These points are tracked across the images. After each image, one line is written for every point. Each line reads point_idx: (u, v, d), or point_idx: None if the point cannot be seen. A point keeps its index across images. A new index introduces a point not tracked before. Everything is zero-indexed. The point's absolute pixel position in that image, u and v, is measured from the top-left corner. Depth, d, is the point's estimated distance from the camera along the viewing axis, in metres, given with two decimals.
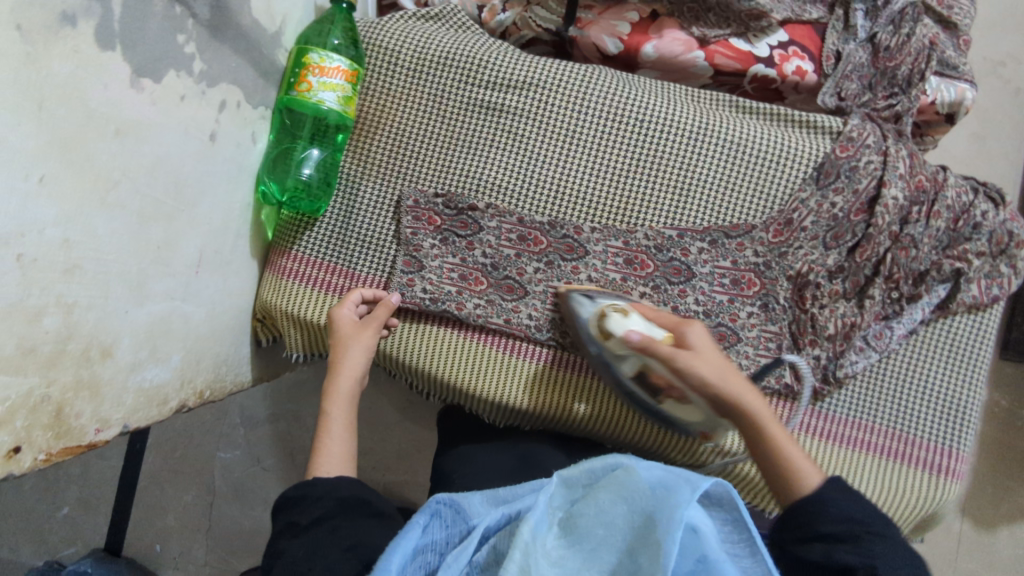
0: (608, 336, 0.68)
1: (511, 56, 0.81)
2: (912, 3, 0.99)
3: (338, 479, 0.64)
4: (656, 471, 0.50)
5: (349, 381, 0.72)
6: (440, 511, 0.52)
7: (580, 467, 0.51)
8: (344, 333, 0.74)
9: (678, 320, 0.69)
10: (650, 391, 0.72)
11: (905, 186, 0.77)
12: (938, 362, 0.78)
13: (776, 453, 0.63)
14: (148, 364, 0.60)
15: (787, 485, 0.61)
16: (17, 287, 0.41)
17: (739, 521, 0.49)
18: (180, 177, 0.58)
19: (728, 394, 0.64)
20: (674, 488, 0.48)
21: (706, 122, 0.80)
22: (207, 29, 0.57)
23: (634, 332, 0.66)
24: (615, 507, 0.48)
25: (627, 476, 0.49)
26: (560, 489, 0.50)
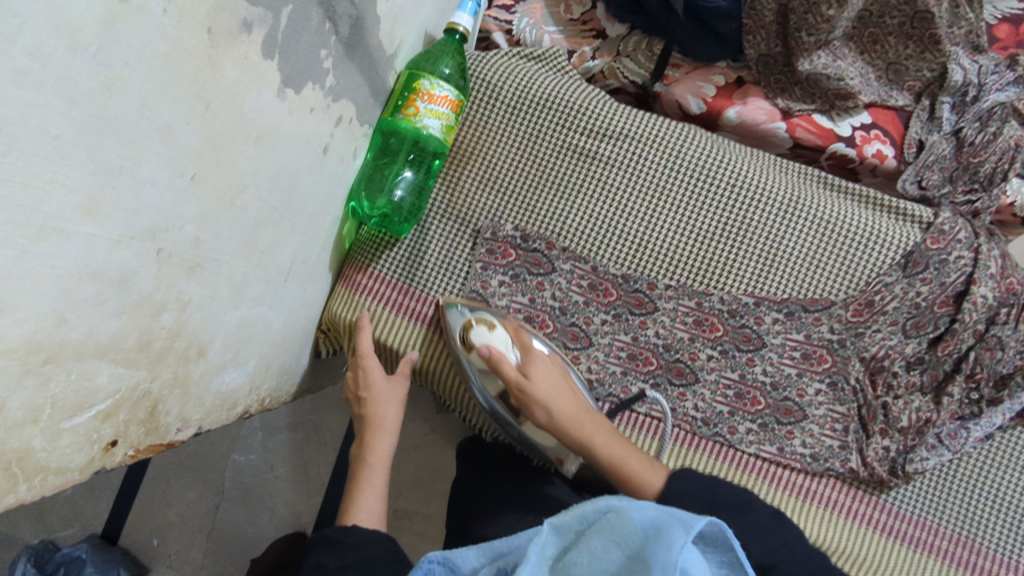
0: (470, 348, 0.75)
1: (611, 107, 0.81)
2: (1000, 103, 1.00)
3: (374, 533, 0.65)
4: (648, 512, 0.46)
5: (386, 438, 0.76)
6: (433, 571, 0.50)
7: (571, 512, 0.49)
8: (376, 387, 0.76)
9: (527, 340, 0.75)
10: (512, 411, 0.78)
11: (996, 286, 0.76)
12: (1012, 472, 0.76)
13: (613, 462, 0.71)
14: (229, 366, 0.58)
15: (628, 484, 0.70)
16: (151, 280, 0.41)
17: (735, 562, 0.46)
18: (293, 186, 0.58)
19: (569, 416, 0.72)
20: (665, 528, 0.44)
21: (795, 196, 0.79)
22: (343, 46, 0.58)
23: (494, 346, 0.73)
24: (607, 552, 0.44)
25: (619, 519, 0.45)
26: (552, 537, 0.47)
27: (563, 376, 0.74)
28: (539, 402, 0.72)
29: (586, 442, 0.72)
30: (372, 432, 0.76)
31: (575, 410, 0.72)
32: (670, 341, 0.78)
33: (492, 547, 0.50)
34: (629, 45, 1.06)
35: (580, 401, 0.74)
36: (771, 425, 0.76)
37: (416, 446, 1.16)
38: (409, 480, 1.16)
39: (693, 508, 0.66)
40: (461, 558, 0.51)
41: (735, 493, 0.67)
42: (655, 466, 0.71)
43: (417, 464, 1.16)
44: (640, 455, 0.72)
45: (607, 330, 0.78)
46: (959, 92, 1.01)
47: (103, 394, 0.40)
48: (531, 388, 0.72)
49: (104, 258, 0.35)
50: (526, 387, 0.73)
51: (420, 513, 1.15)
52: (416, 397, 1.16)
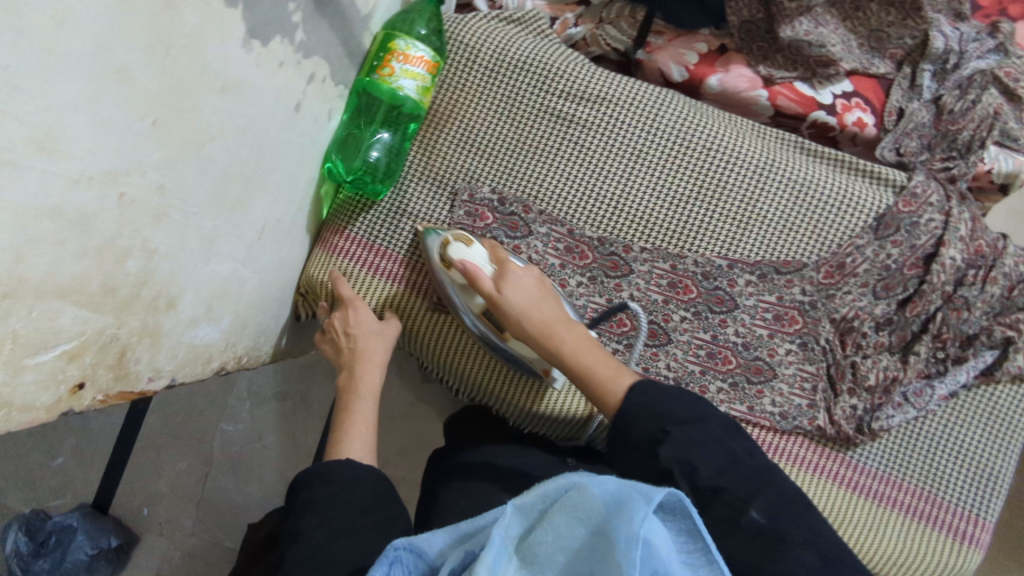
0: (450, 264, 0.71)
1: (588, 69, 0.81)
2: (981, 71, 1.00)
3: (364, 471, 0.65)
4: (610, 485, 0.43)
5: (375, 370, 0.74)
6: (400, 559, 0.45)
7: (533, 491, 0.45)
8: (364, 324, 0.76)
9: (505, 256, 0.71)
10: (494, 327, 0.73)
11: (965, 249, 0.77)
12: (976, 430, 0.78)
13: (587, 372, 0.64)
14: (202, 321, 0.59)
15: (598, 401, 0.63)
16: (114, 224, 0.41)
17: (693, 531, 0.43)
18: (264, 142, 0.58)
19: (538, 318, 0.67)
20: (628, 503, 0.41)
21: (770, 159, 0.79)
22: (313, 2, 0.58)
23: (470, 261, 0.69)
24: (570, 530, 0.42)
25: (580, 495, 0.43)
26: (515, 518, 0.44)
27: (541, 288, 0.70)
28: (513, 314, 0.67)
29: (553, 347, 0.66)
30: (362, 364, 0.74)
31: (547, 317, 0.67)
32: (645, 303, 0.78)
33: (459, 529, 0.46)
34: (612, 12, 1.06)
35: (553, 305, 0.69)
36: (741, 384, 0.77)
37: (402, 414, 1.18)
38: (394, 447, 1.18)
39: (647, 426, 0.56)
40: (429, 543, 0.46)
41: (686, 405, 0.57)
42: (627, 369, 0.64)
43: (402, 432, 1.18)
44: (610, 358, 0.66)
45: (582, 292, 0.78)
46: (939, 60, 1.01)
47: (66, 336, 0.40)
48: (504, 302, 0.67)
49: (63, 197, 0.36)
50: (500, 301, 0.67)
51: (406, 479, 1.17)
52: (401, 366, 1.18)
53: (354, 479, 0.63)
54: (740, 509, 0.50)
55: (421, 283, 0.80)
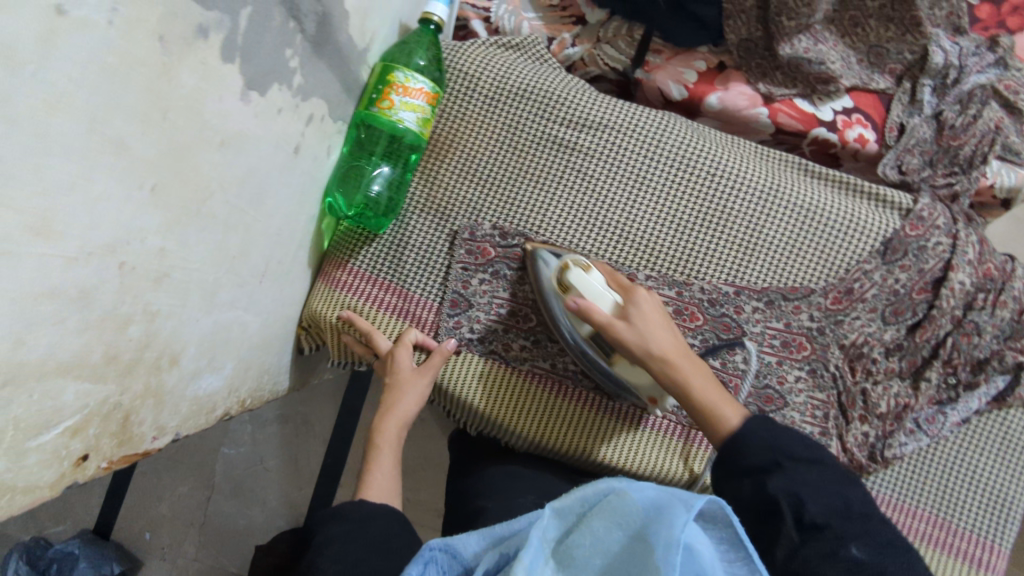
0: (568, 289, 0.67)
1: (590, 96, 0.80)
2: (981, 85, 0.99)
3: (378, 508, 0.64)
4: (649, 492, 0.46)
5: (396, 426, 0.73)
6: (433, 559, 0.45)
7: (571, 495, 0.47)
8: (399, 372, 0.75)
9: (623, 279, 0.69)
10: (600, 350, 0.72)
11: (973, 272, 0.77)
12: (990, 456, 0.77)
13: (686, 390, 0.64)
14: (205, 372, 0.58)
15: (709, 430, 0.64)
16: (114, 294, 0.40)
17: (735, 540, 0.44)
18: (264, 188, 0.58)
19: (677, 348, 0.66)
20: (668, 509, 0.43)
21: (775, 184, 0.79)
22: (310, 44, 0.57)
23: (585, 294, 0.65)
24: (609, 534, 0.43)
25: (619, 500, 0.45)
26: (553, 521, 0.46)
27: (665, 317, 0.68)
28: (632, 344, 0.65)
29: (672, 382, 0.65)
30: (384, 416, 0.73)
31: (671, 348, 0.65)
32: None
33: (493, 532, 0.47)
34: (609, 32, 1.05)
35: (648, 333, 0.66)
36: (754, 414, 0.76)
37: (408, 438, 1.17)
38: (401, 469, 1.17)
39: (760, 456, 0.59)
40: (464, 542, 0.47)
41: (803, 444, 0.59)
42: (732, 399, 0.65)
43: (409, 455, 1.17)
44: (705, 374, 0.66)
45: None
46: (940, 74, 1.00)
47: (70, 411, 0.39)
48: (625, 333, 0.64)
49: (63, 275, 0.35)
50: (618, 330, 0.65)
51: (413, 502, 1.16)
52: None
53: (369, 514, 0.63)
54: (840, 544, 0.51)
55: (427, 317, 0.79)
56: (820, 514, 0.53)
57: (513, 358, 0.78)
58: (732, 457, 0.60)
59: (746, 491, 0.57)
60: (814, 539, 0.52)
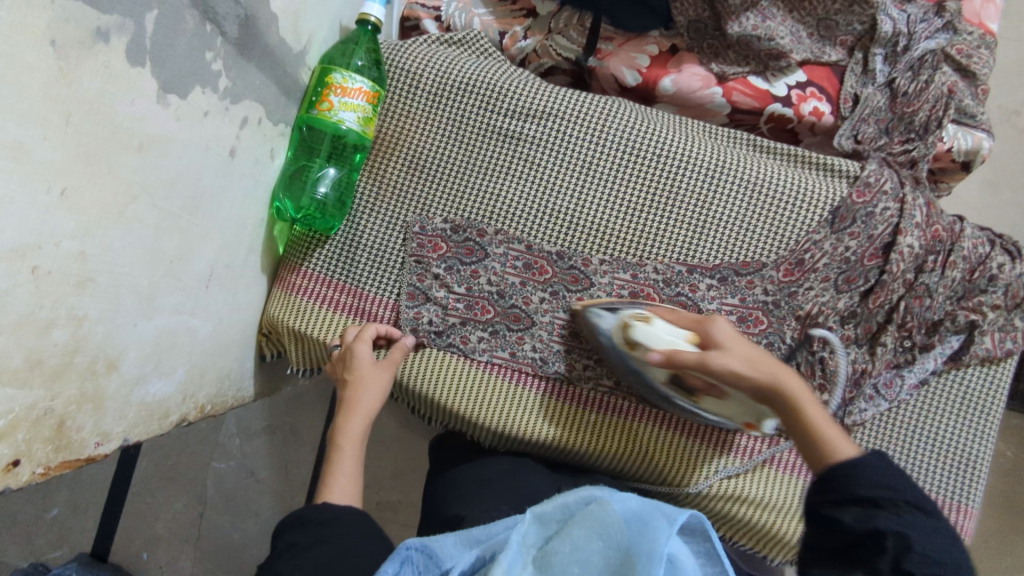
0: (635, 346, 0.66)
1: (532, 86, 0.81)
2: (931, 51, 0.99)
3: (338, 510, 0.63)
4: (630, 504, 0.51)
5: (361, 422, 0.70)
6: (410, 558, 0.50)
7: (553, 501, 0.51)
8: (363, 370, 0.73)
9: (691, 316, 0.67)
10: (682, 391, 0.69)
11: (922, 235, 0.76)
12: (948, 416, 0.77)
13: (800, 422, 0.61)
14: (151, 377, 0.59)
15: (818, 457, 0.59)
16: (31, 298, 0.41)
17: (710, 553, 0.50)
18: (199, 192, 0.58)
19: (761, 372, 0.63)
20: (651, 522, 0.48)
21: (721, 160, 0.79)
22: (234, 47, 0.58)
23: (659, 341, 0.64)
24: (589, 543, 0.47)
25: (601, 509, 0.49)
26: (534, 527, 0.49)
27: (758, 349, 0.65)
28: (730, 371, 0.62)
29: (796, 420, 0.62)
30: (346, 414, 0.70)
31: (778, 372, 0.63)
32: None
33: (470, 535, 0.53)
34: (560, 22, 1.06)
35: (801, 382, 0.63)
36: None
37: (393, 441, 1.18)
38: (387, 472, 1.18)
39: (874, 487, 0.53)
40: (440, 545, 0.52)
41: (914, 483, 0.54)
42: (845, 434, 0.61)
43: (394, 456, 1.18)
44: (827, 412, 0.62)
45: (547, 309, 0.79)
46: (890, 43, 1.00)
47: None
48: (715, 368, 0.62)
49: None
50: (715, 368, 0.62)
51: (401, 503, 1.17)
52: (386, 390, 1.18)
53: (330, 517, 0.62)
54: None
55: (385, 314, 0.80)
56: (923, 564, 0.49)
57: (471, 350, 0.79)
58: (847, 482, 0.54)
59: (850, 523, 0.52)
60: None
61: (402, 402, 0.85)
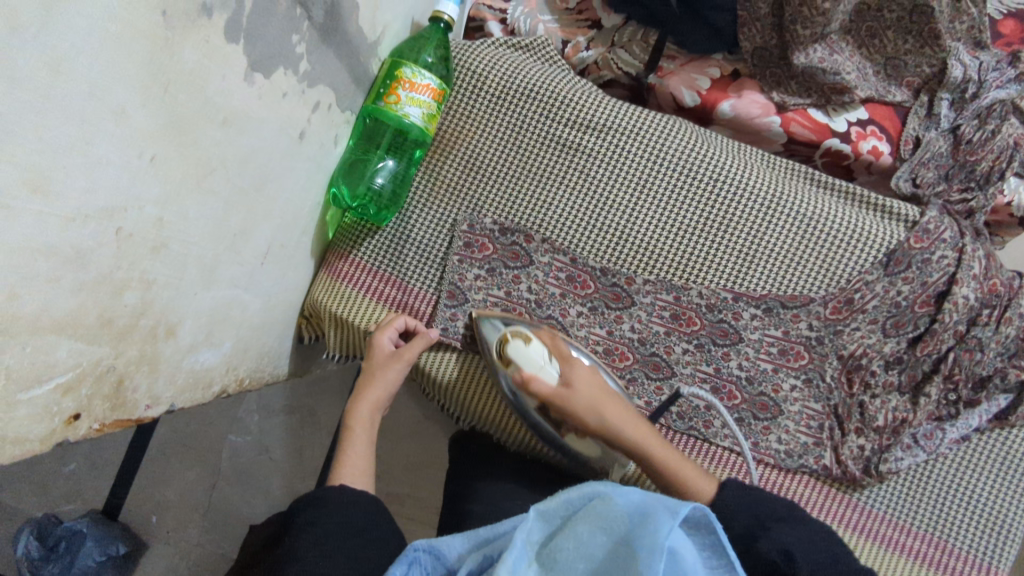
0: (508, 363, 0.72)
1: (595, 99, 0.81)
2: (1001, 101, 0.98)
3: (356, 495, 0.65)
4: (633, 499, 0.51)
5: (370, 411, 0.75)
6: (419, 559, 0.51)
7: (556, 499, 0.52)
8: (377, 359, 0.76)
9: (564, 348, 0.73)
10: (552, 422, 0.76)
11: (978, 287, 0.75)
12: (991, 476, 0.75)
13: (644, 462, 0.70)
14: (202, 346, 0.60)
15: (682, 494, 0.68)
16: (112, 257, 0.42)
17: (716, 546, 0.49)
18: (267, 170, 0.59)
19: (606, 422, 0.70)
20: (651, 513, 0.49)
21: (778, 192, 0.78)
22: (318, 32, 0.59)
23: (527, 366, 0.71)
24: (594, 537, 0.48)
25: (604, 505, 0.51)
26: (538, 523, 0.51)
27: (603, 384, 0.72)
28: (582, 412, 0.70)
29: (637, 455, 0.70)
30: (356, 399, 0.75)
31: (615, 415, 0.70)
32: (645, 334, 0.78)
33: (478, 535, 0.52)
34: (623, 36, 1.06)
35: (628, 416, 0.71)
36: (747, 420, 0.77)
37: (412, 436, 1.19)
38: (403, 466, 1.18)
39: (743, 521, 0.62)
40: (448, 546, 0.52)
41: (780, 507, 0.64)
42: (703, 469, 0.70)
43: (409, 449, 1.18)
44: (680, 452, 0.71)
45: (583, 323, 0.79)
46: (958, 89, 0.99)
47: (62, 368, 0.41)
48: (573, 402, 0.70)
49: (59, 235, 0.37)
50: (569, 401, 0.70)
51: (412, 499, 1.17)
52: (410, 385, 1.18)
53: (352, 501, 0.64)
54: None
55: (424, 310, 0.81)
56: (806, 564, 0.56)
57: None
58: (721, 524, 0.63)
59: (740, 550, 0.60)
60: None
61: (428, 395, 0.85)
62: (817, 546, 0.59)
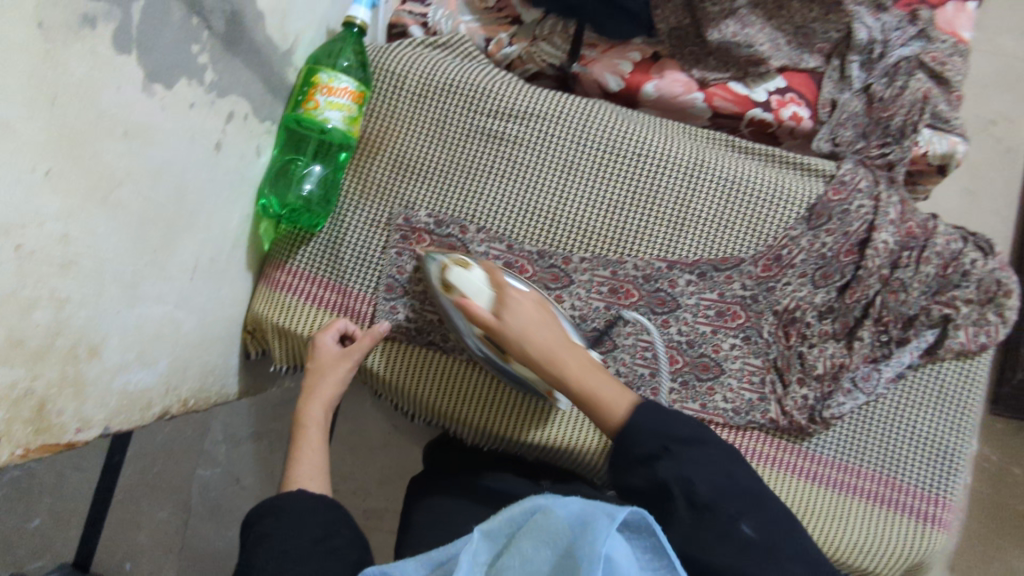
0: (450, 288, 0.70)
1: (515, 88, 0.83)
2: (906, 58, 1.03)
3: (314, 500, 0.64)
4: (574, 508, 0.48)
5: (322, 410, 0.75)
6: None
7: (499, 517, 0.50)
8: (322, 358, 0.76)
9: (502, 278, 0.69)
10: (496, 349, 0.71)
11: (896, 231, 0.78)
12: (929, 411, 0.78)
13: (580, 388, 0.65)
14: (133, 366, 0.59)
15: (596, 412, 0.65)
16: (14, 275, 0.41)
17: (657, 548, 0.47)
18: (184, 183, 0.59)
19: (545, 346, 0.66)
20: (591, 522, 0.46)
21: (700, 160, 0.81)
22: (221, 43, 0.59)
23: (466, 291, 0.68)
24: (538, 553, 0.46)
25: (546, 519, 0.48)
26: (483, 544, 0.48)
27: (542, 310, 0.68)
28: (513, 339, 0.66)
29: (557, 373, 0.66)
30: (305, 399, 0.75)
31: (549, 341, 0.66)
32: (585, 311, 0.79)
33: (430, 558, 0.49)
34: (545, 30, 1.07)
35: (547, 337, 0.66)
36: (691, 382, 0.78)
37: (382, 447, 1.18)
38: (375, 478, 1.17)
39: (650, 443, 0.60)
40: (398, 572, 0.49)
41: (687, 426, 0.61)
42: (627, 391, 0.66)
43: (380, 462, 1.17)
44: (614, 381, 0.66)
45: None
46: (865, 50, 1.04)
47: None
48: (507, 325, 0.65)
49: None
50: (502, 327, 0.66)
51: (389, 509, 1.17)
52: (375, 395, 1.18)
53: (310, 508, 0.63)
54: (731, 523, 0.54)
55: (365, 310, 0.81)
56: (707, 495, 0.55)
57: (452, 347, 0.79)
58: (625, 445, 0.61)
59: (641, 483, 0.59)
60: (703, 521, 0.54)
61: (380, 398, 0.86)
62: (715, 458, 0.58)
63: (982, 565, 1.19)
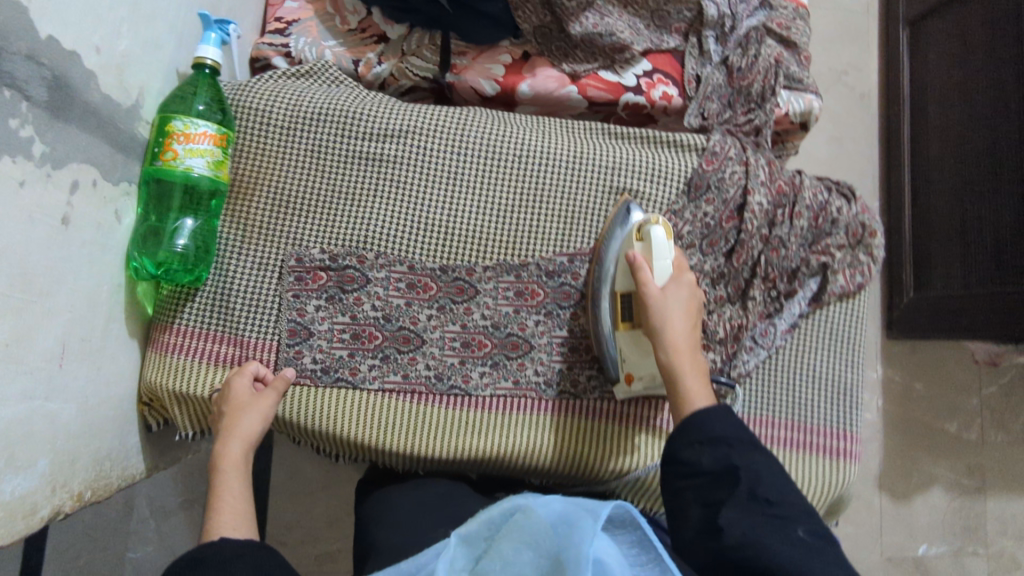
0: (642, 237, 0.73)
1: (385, 106, 0.81)
2: (754, 28, 1.09)
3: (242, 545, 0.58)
4: (554, 508, 0.51)
5: (243, 444, 0.68)
6: None
7: (476, 519, 0.50)
8: (239, 401, 0.71)
9: (682, 261, 0.74)
10: (625, 308, 0.75)
11: (768, 192, 0.83)
12: (824, 354, 0.84)
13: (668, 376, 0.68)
14: (4, 476, 0.54)
15: (676, 404, 0.67)
16: None
17: (643, 541, 0.51)
18: (30, 269, 0.55)
19: (684, 337, 0.69)
20: (575, 524, 0.49)
21: (579, 152, 0.82)
22: (46, 110, 0.54)
23: (645, 260, 0.71)
24: (519, 554, 0.48)
25: (526, 518, 0.49)
26: (461, 548, 0.49)
27: (697, 309, 0.72)
28: (657, 314, 0.69)
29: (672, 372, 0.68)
30: (224, 438, 0.68)
31: (686, 332, 0.69)
32: (497, 318, 0.80)
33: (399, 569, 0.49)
34: (412, 45, 1.07)
35: (699, 372, 0.69)
36: None
37: (321, 488, 1.13)
38: (319, 522, 1.13)
39: (718, 430, 0.62)
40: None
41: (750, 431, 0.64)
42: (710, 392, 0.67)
43: (322, 504, 1.13)
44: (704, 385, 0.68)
45: (435, 325, 0.79)
46: (717, 24, 1.09)
47: None
48: (670, 302, 0.70)
49: None
50: (661, 297, 0.70)
51: (340, 550, 1.13)
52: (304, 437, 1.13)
53: (228, 556, 0.56)
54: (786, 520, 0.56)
55: (268, 357, 0.78)
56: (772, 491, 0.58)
57: (362, 381, 0.77)
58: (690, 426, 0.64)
59: (707, 463, 0.60)
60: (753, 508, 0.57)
61: (297, 442, 0.82)
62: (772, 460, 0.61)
63: (904, 478, 1.28)
